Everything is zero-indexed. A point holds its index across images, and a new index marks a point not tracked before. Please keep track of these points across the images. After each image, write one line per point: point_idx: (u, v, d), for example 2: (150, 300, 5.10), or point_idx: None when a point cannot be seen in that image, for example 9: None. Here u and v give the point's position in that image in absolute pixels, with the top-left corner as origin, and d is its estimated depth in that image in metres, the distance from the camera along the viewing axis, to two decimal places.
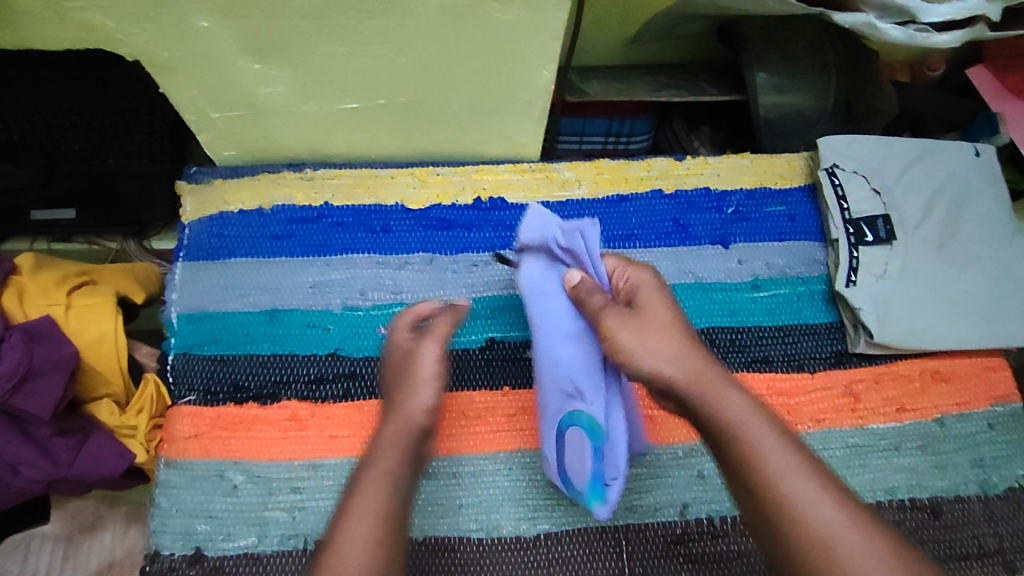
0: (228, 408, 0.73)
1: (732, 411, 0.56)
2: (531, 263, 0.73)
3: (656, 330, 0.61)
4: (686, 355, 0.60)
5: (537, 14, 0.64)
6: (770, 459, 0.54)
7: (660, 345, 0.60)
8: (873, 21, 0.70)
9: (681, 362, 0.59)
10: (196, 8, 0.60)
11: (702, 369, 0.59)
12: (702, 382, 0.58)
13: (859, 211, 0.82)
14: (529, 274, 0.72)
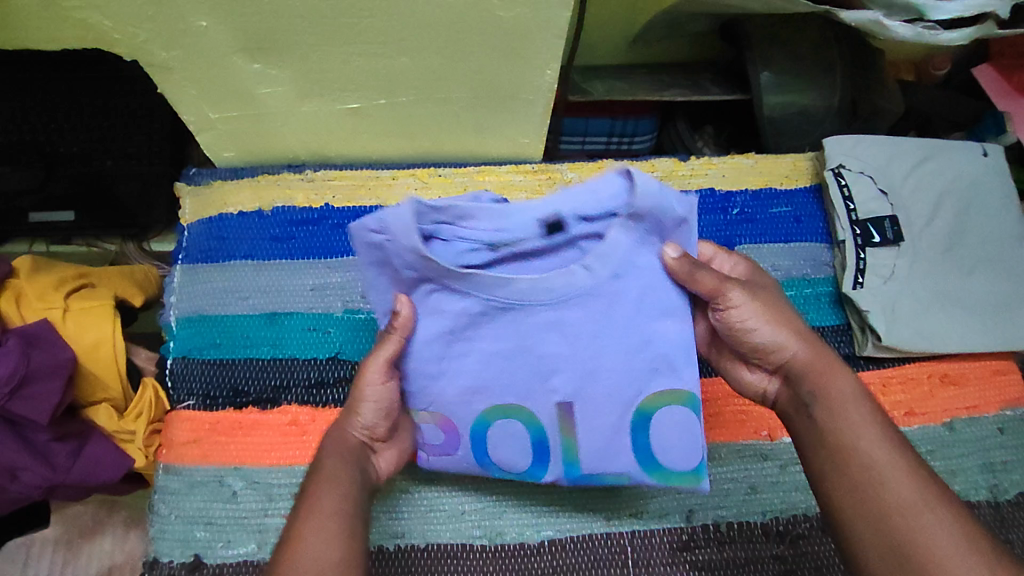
0: (228, 413, 0.72)
1: (842, 394, 0.57)
2: (626, 231, 0.55)
3: (776, 306, 0.61)
4: (804, 335, 0.60)
5: (541, 13, 0.63)
6: (864, 444, 0.55)
7: (788, 324, 0.60)
8: (880, 18, 0.68)
9: (803, 342, 0.60)
10: (194, 7, 0.59)
11: (822, 352, 0.60)
12: (823, 365, 0.59)
13: (865, 212, 0.80)
14: (621, 245, 0.55)
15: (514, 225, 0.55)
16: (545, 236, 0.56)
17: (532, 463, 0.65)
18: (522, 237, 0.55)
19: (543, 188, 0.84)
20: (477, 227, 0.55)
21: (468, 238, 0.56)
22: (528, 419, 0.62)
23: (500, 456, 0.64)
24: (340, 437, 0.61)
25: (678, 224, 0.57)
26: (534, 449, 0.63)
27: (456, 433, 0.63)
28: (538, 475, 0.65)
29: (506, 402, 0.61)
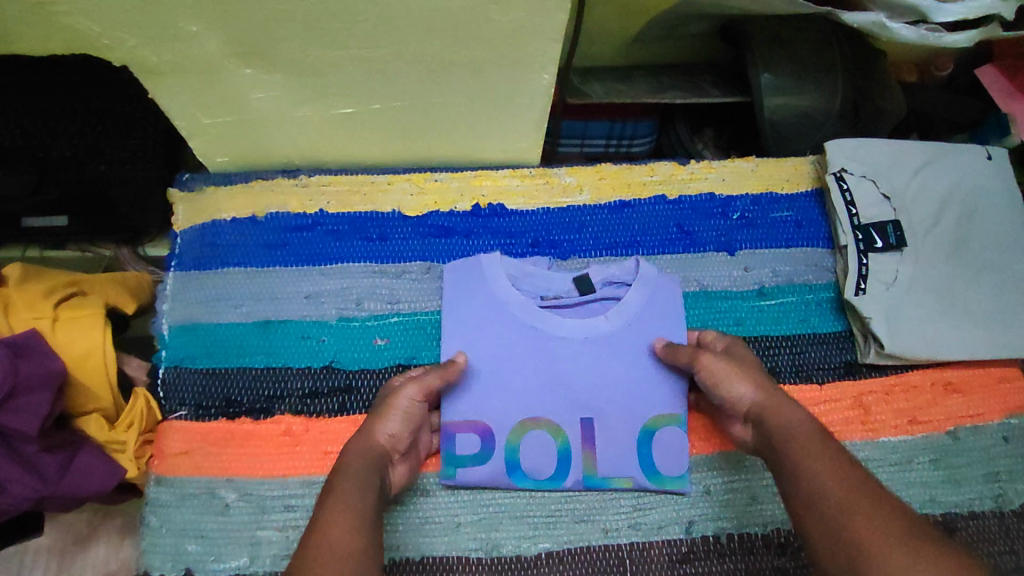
0: (220, 424, 0.71)
1: (790, 426, 0.59)
2: (639, 290, 0.75)
3: (750, 361, 0.68)
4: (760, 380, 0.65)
5: (538, 16, 0.61)
6: (813, 471, 0.55)
7: (752, 372, 0.66)
8: (883, 20, 0.67)
9: (761, 386, 0.64)
10: (183, 12, 0.58)
11: (772, 392, 0.63)
12: (773, 402, 0.62)
13: (868, 216, 0.79)
14: (637, 300, 0.75)
15: (559, 283, 0.77)
16: (580, 292, 0.77)
17: (555, 470, 0.71)
18: (563, 291, 0.77)
19: (540, 193, 0.83)
20: (533, 282, 0.77)
21: (530, 290, 0.77)
22: (554, 431, 0.72)
23: (526, 462, 0.71)
24: (371, 437, 0.62)
25: (675, 295, 0.76)
26: (558, 456, 0.72)
27: (491, 437, 0.71)
28: (559, 482, 0.71)
29: (538, 418, 0.72)
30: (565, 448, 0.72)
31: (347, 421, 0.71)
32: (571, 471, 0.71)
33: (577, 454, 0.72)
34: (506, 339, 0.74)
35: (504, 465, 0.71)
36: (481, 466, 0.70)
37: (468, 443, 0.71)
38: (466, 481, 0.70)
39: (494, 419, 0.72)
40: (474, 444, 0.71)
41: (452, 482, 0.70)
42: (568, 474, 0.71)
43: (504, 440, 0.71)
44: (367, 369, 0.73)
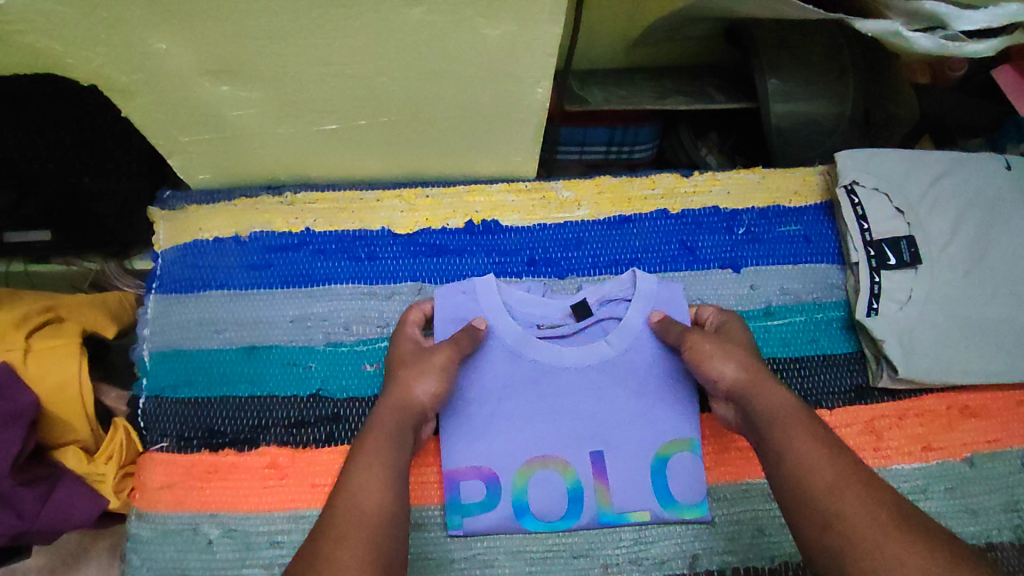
0: (203, 456, 0.68)
1: (768, 403, 0.60)
2: (637, 311, 0.72)
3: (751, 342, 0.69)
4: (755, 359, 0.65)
5: (528, 30, 0.58)
6: (791, 450, 0.55)
7: (752, 352, 0.66)
8: (898, 29, 0.63)
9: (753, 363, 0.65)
10: (151, 29, 0.54)
11: (756, 367, 0.64)
12: (763, 380, 0.62)
13: (880, 231, 0.75)
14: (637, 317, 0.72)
15: (556, 310, 0.73)
16: (577, 320, 0.73)
17: (567, 509, 0.68)
18: (558, 320, 0.73)
19: (536, 209, 0.79)
20: (527, 311, 0.73)
21: (524, 318, 0.73)
22: (563, 468, 0.69)
23: (534, 503, 0.68)
24: (402, 397, 0.64)
25: (678, 307, 0.74)
26: (569, 495, 0.68)
27: (497, 481, 0.68)
28: (572, 521, 0.68)
29: (547, 455, 0.69)
30: (576, 486, 0.68)
31: (335, 452, 0.68)
32: (585, 509, 0.68)
33: (589, 488, 0.68)
34: (501, 372, 0.70)
35: (513, 509, 0.67)
36: (488, 512, 0.67)
37: (475, 489, 0.68)
38: (476, 528, 0.67)
39: (497, 460, 0.68)
40: (480, 490, 0.68)
41: (460, 532, 0.67)
42: (581, 514, 0.68)
43: (510, 481, 0.68)
44: (355, 397, 0.70)
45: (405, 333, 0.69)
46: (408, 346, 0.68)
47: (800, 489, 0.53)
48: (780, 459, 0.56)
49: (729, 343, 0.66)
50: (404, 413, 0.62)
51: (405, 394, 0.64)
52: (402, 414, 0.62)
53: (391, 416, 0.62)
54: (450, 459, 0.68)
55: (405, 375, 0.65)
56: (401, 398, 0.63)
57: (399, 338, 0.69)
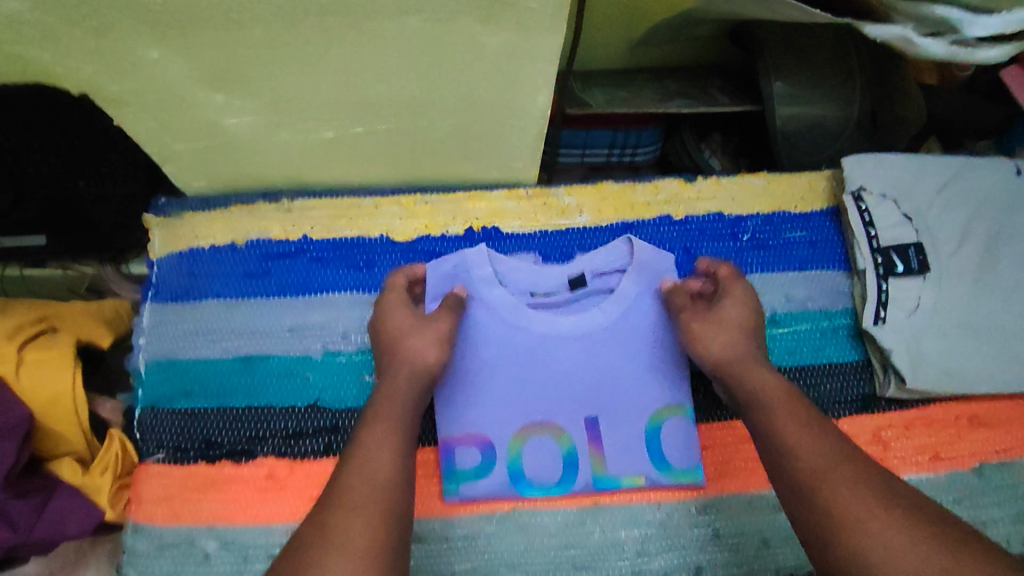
0: (199, 468, 0.67)
1: (759, 386, 0.61)
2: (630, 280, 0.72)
3: (753, 307, 0.68)
4: (746, 331, 0.66)
5: (528, 38, 0.57)
6: (784, 436, 0.55)
7: (747, 323, 0.67)
8: (908, 34, 0.62)
9: (741, 340, 0.65)
10: (142, 38, 0.53)
11: (744, 350, 0.64)
12: (750, 362, 0.63)
13: (887, 239, 0.74)
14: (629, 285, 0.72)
15: (551, 278, 0.73)
16: (570, 288, 0.74)
17: (562, 474, 0.68)
18: (553, 288, 0.74)
19: (537, 215, 0.78)
20: (520, 279, 0.73)
21: (518, 287, 0.73)
22: (557, 433, 0.69)
23: (530, 468, 0.68)
24: (405, 359, 0.63)
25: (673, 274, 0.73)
26: (563, 460, 0.69)
27: (491, 449, 0.69)
28: (568, 486, 0.68)
29: (541, 420, 0.69)
30: (571, 451, 0.69)
31: (333, 464, 0.67)
32: (580, 473, 0.68)
33: (584, 454, 0.69)
34: (496, 342, 0.70)
35: (508, 475, 0.68)
36: (484, 479, 0.68)
37: (469, 457, 0.68)
38: (471, 496, 0.67)
39: (491, 429, 0.69)
40: (476, 457, 0.68)
41: (456, 499, 0.67)
42: (577, 477, 0.68)
43: (504, 448, 0.69)
44: (353, 408, 0.69)
45: (398, 292, 0.69)
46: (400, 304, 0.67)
47: (785, 474, 0.54)
48: (772, 445, 0.56)
49: (716, 317, 0.66)
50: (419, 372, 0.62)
51: (408, 353, 0.63)
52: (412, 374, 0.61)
53: (400, 377, 0.61)
54: (445, 427, 0.69)
55: (406, 335, 0.64)
56: (407, 358, 0.63)
57: (391, 296, 0.68)
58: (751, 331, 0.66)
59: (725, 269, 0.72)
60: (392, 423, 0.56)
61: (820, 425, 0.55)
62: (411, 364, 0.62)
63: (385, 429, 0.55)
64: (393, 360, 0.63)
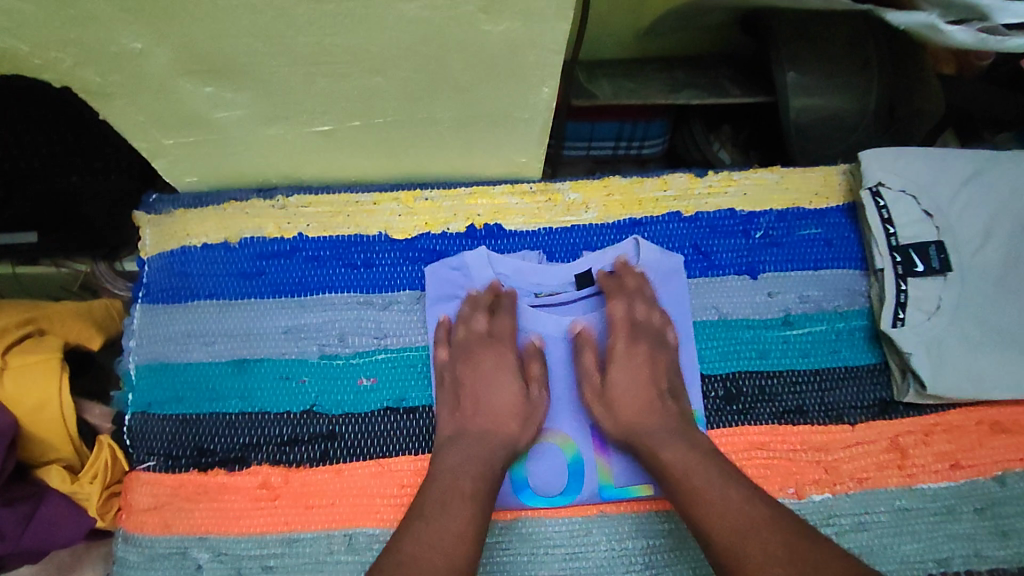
0: (191, 476, 0.65)
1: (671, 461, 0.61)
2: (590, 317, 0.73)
3: (650, 358, 0.69)
4: (643, 397, 0.67)
5: (534, 27, 0.53)
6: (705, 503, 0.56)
7: (643, 387, 0.67)
8: (935, 22, 0.59)
9: (643, 412, 0.66)
10: (125, 29, 0.50)
11: (655, 416, 0.65)
12: (662, 435, 0.64)
13: (906, 236, 0.71)
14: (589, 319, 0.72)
15: (552, 278, 0.73)
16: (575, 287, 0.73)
17: (567, 484, 0.66)
18: (558, 287, 0.73)
19: (541, 212, 0.75)
20: (525, 279, 0.73)
21: (521, 288, 0.73)
22: (563, 441, 0.68)
23: (534, 478, 0.66)
24: (491, 421, 0.65)
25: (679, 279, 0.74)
26: (569, 470, 0.67)
27: None
28: (572, 495, 0.65)
29: (545, 428, 0.68)
30: (576, 460, 0.67)
31: (331, 472, 0.65)
32: (585, 483, 0.66)
33: (590, 462, 0.67)
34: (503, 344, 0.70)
35: (512, 484, 0.66)
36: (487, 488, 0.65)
37: None
38: None
39: None
40: None
41: None
42: (581, 487, 0.66)
43: None
44: (351, 413, 0.67)
45: (506, 344, 0.69)
46: (496, 361, 0.68)
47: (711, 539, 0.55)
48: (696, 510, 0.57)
49: (612, 399, 0.67)
50: (502, 440, 0.64)
51: (497, 416, 0.65)
52: (495, 438, 0.64)
53: (488, 437, 0.64)
54: None
55: (504, 399, 0.66)
56: (501, 417, 0.65)
57: (498, 347, 0.69)
58: (649, 394, 0.67)
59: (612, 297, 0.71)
60: (473, 491, 0.59)
61: (741, 501, 0.56)
62: (501, 426, 0.65)
63: (466, 491, 0.58)
64: (485, 414, 0.65)
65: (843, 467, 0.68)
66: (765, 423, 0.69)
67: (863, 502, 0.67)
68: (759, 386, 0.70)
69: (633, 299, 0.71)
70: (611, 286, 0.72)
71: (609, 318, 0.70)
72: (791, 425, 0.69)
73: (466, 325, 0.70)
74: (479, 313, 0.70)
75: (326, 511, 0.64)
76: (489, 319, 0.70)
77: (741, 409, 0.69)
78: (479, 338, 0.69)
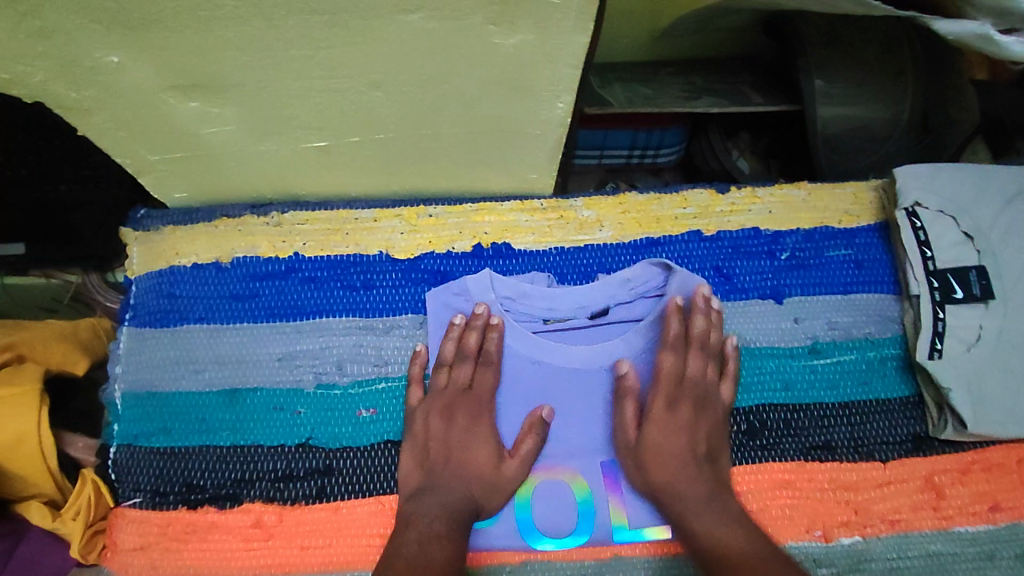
0: (180, 514, 0.61)
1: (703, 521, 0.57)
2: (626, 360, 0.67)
3: (693, 416, 0.64)
4: (679, 461, 0.62)
5: (549, 40, 0.49)
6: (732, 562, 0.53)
7: (680, 449, 0.62)
8: (991, 33, 0.54)
9: (677, 477, 0.61)
10: (99, 40, 0.46)
11: (689, 480, 0.61)
12: (694, 502, 0.59)
13: (945, 260, 0.66)
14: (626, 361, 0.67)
15: (566, 303, 0.68)
16: (591, 316, 0.68)
17: (577, 524, 0.61)
18: (569, 312, 0.68)
19: (552, 230, 0.70)
20: (531, 305, 0.68)
21: (527, 313, 0.68)
22: (571, 478, 0.64)
23: (542, 517, 0.62)
24: (462, 477, 0.61)
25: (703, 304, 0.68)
26: (579, 509, 0.62)
27: None
28: (584, 537, 0.61)
29: (553, 465, 0.64)
30: (587, 499, 0.63)
31: (327, 511, 0.61)
32: (597, 524, 0.61)
33: (601, 502, 0.63)
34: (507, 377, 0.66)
35: (520, 524, 0.61)
36: (494, 529, 0.61)
37: None
38: (481, 546, 0.61)
39: None
40: None
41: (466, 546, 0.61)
42: (595, 526, 0.61)
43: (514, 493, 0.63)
44: (349, 447, 0.63)
45: (487, 402, 0.65)
46: (472, 419, 0.64)
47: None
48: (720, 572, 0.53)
49: (647, 458, 0.62)
50: (472, 495, 0.60)
51: (469, 470, 0.61)
52: (465, 494, 0.60)
53: (457, 491, 0.60)
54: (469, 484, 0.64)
55: (478, 459, 0.62)
56: (471, 470, 0.61)
57: (480, 402, 0.64)
58: (685, 453, 0.62)
59: (667, 350, 0.65)
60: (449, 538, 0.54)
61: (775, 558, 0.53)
62: (469, 481, 0.61)
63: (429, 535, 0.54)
64: (455, 471, 0.61)
65: (875, 508, 0.63)
66: (790, 459, 0.64)
67: (898, 547, 0.62)
68: (785, 420, 0.65)
69: (691, 349, 0.65)
70: (671, 327, 0.65)
71: (658, 367, 0.65)
72: (819, 462, 0.64)
73: (449, 373, 0.65)
74: (464, 362, 0.65)
75: (323, 553, 0.60)
76: (472, 372, 0.65)
77: (765, 444, 0.65)
78: (460, 391, 0.64)
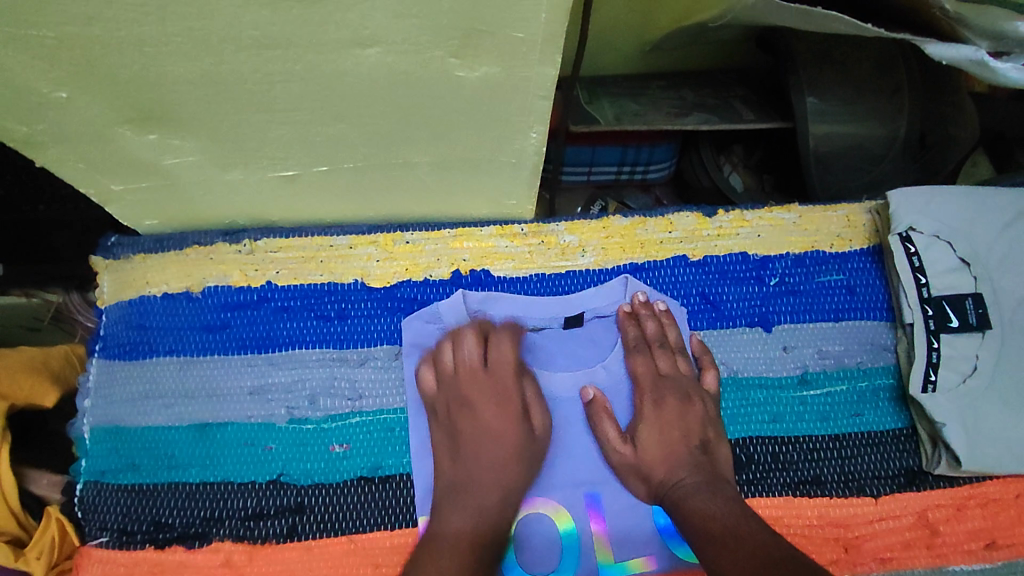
0: (147, 554, 0.59)
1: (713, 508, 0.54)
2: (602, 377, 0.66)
3: (681, 410, 0.63)
4: (675, 453, 0.61)
5: (516, 72, 0.47)
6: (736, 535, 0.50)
7: (676, 446, 0.61)
8: (985, 58, 0.51)
9: (674, 468, 0.60)
10: (45, 76, 0.44)
11: (691, 473, 0.59)
12: (698, 488, 0.57)
13: (940, 287, 0.63)
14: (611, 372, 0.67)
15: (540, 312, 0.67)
16: (562, 325, 0.67)
17: (560, 563, 0.59)
18: (543, 322, 0.67)
19: (533, 256, 0.68)
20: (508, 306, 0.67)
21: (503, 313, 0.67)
22: (555, 513, 0.61)
23: (524, 557, 0.59)
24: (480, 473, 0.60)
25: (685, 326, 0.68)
26: (562, 547, 0.59)
27: None
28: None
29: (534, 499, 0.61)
30: (570, 534, 0.60)
31: (298, 550, 0.59)
32: (581, 564, 0.59)
33: (585, 538, 0.60)
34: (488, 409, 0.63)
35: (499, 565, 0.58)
36: None
37: None
38: None
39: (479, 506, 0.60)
40: None
41: None
42: (578, 563, 0.59)
43: None
44: (321, 483, 0.61)
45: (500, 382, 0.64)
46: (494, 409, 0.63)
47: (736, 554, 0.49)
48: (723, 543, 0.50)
49: (644, 465, 0.61)
50: (497, 486, 0.60)
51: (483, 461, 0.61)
52: (493, 486, 0.60)
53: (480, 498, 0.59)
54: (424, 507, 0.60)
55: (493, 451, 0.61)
56: (502, 440, 0.62)
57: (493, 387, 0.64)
58: (678, 449, 0.61)
59: (636, 355, 0.66)
60: None
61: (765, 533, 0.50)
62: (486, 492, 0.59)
63: None
64: (482, 460, 0.61)
65: (866, 545, 0.61)
66: (778, 494, 0.62)
67: None
68: (772, 453, 0.63)
69: (656, 350, 0.66)
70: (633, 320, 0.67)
71: (634, 375, 0.66)
72: (808, 498, 0.62)
73: (454, 354, 0.65)
74: (467, 339, 0.65)
75: None
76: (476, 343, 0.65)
77: (751, 478, 0.62)
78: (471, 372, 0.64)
